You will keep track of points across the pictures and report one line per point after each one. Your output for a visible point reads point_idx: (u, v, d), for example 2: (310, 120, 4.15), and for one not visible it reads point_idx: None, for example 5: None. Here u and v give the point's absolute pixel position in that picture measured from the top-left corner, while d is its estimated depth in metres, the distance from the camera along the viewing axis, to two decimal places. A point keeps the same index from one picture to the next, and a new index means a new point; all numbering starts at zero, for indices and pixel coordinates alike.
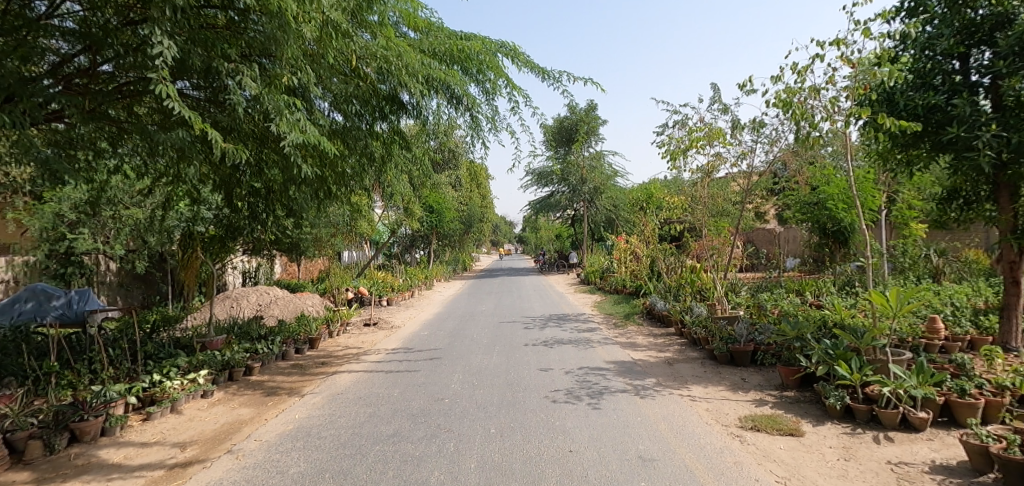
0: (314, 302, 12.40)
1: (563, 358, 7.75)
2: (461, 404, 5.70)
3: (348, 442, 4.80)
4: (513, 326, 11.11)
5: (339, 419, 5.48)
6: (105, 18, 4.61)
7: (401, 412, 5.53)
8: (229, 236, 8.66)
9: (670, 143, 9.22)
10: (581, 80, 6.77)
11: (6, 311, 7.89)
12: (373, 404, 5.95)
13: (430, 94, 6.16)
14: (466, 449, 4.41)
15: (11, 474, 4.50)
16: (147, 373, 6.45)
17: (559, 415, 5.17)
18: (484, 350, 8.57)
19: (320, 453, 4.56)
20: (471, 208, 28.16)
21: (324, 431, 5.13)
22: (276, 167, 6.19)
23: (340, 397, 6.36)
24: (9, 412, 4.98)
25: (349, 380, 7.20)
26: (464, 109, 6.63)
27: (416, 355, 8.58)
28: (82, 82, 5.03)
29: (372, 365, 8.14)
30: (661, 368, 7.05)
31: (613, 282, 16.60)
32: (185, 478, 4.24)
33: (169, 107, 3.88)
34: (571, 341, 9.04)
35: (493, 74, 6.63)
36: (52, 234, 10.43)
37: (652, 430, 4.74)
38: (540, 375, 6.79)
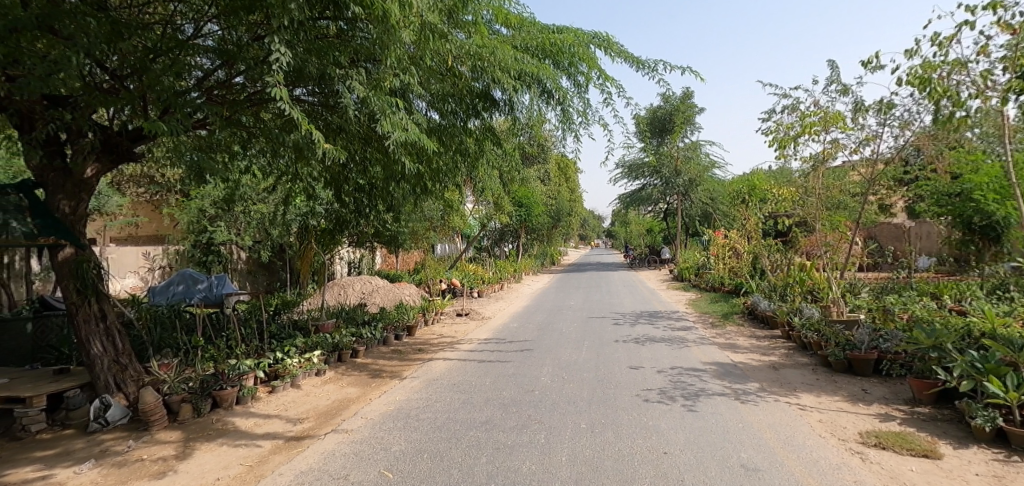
0: (411, 291, 12.92)
1: (657, 357, 7.48)
2: (551, 396, 5.67)
3: (443, 425, 4.92)
4: (603, 321, 10.96)
5: (437, 403, 5.66)
6: (238, 36, 5.11)
7: (494, 401, 5.60)
8: (337, 229, 9.27)
9: (778, 130, 8.55)
10: (677, 69, 6.48)
11: (163, 292, 8.99)
12: (466, 391, 6.09)
13: (524, 90, 6.14)
14: (558, 441, 4.37)
15: (166, 431, 5.09)
16: (270, 351, 7.05)
17: (652, 415, 4.98)
18: (574, 345, 8.50)
19: (418, 434, 4.71)
20: (560, 203, 28.23)
21: (423, 414, 5.31)
22: (379, 165, 6.49)
23: (437, 382, 6.59)
24: (168, 379, 5.64)
25: (443, 367, 7.41)
26: (555, 104, 6.53)
27: (507, 347, 8.70)
28: (221, 93, 5.67)
29: (466, 354, 8.35)
30: (767, 372, 6.59)
31: (709, 280, 15.81)
32: (300, 448, 4.57)
33: (284, 110, 4.15)
34: (664, 340, 8.71)
35: (586, 66, 6.48)
36: (196, 227, 12.11)
37: (759, 438, 4.41)
38: (632, 373, 6.58)
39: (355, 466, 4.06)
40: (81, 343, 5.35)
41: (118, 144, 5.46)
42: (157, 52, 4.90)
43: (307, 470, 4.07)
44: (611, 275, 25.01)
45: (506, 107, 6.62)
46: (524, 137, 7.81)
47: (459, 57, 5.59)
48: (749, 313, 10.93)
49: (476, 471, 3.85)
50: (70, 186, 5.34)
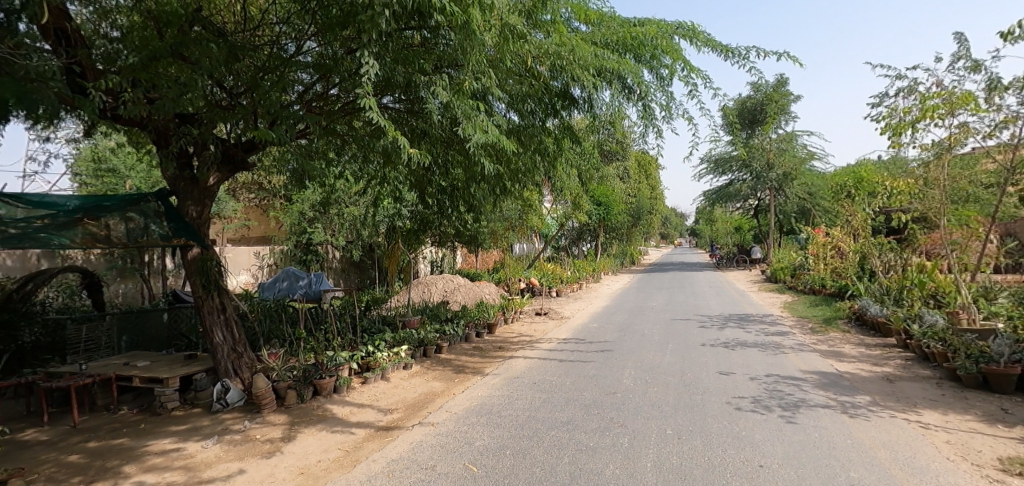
0: (492, 290, 13.25)
1: (748, 363, 7.23)
2: (634, 399, 5.68)
3: (525, 423, 5.08)
4: (687, 323, 10.70)
5: (518, 401, 5.83)
6: (334, 50, 5.50)
7: (575, 401, 5.69)
8: (422, 229, 9.72)
9: (893, 116, 7.95)
10: (773, 55, 5.88)
11: (271, 288, 9.89)
12: (547, 390, 6.20)
13: (603, 87, 6.17)
14: (642, 447, 4.38)
15: (274, 414, 5.64)
16: (363, 344, 7.56)
17: (745, 425, 4.85)
18: (656, 347, 8.39)
19: (501, 430, 4.90)
20: (640, 201, 27.71)
21: (505, 411, 5.50)
22: (461, 167, 6.79)
23: (518, 380, 6.78)
24: (276, 366, 6.20)
25: (524, 365, 7.60)
26: (636, 99, 6.49)
27: (587, 347, 8.74)
28: (319, 104, 6.17)
29: (546, 353, 8.48)
30: (878, 384, 6.19)
31: (809, 282, 14.94)
32: (392, 438, 4.91)
33: (372, 117, 4.48)
34: (757, 345, 8.36)
35: (670, 59, 6.37)
36: (297, 228, 13.22)
37: (869, 456, 4.17)
38: (721, 379, 6.42)
39: (441, 458, 4.31)
40: (205, 332, 6.03)
41: (234, 155, 6.08)
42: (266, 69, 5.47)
43: (398, 458, 4.37)
44: (695, 275, 24.19)
45: (585, 105, 6.66)
46: (605, 134, 7.82)
47: (538, 57, 5.71)
48: (858, 320, 10.23)
49: (558, 471, 3.97)
50: (197, 194, 6.06)
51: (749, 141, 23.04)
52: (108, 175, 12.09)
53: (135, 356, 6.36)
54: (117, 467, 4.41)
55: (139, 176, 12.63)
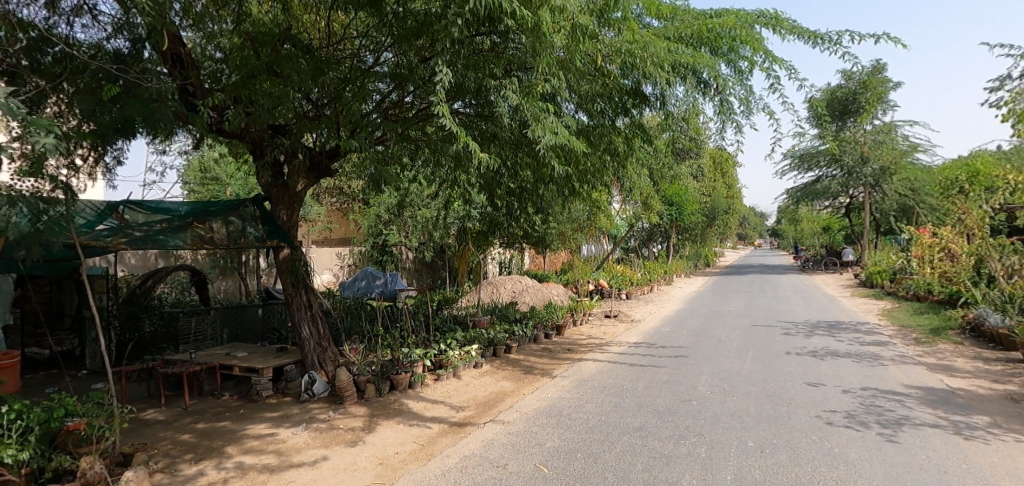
0: (560, 292, 13.29)
1: (840, 374, 6.86)
2: (711, 408, 5.56)
3: (596, 427, 5.12)
4: (769, 330, 10.26)
5: (587, 404, 5.87)
6: (409, 59, 5.78)
7: (648, 407, 5.66)
8: (491, 231, 9.95)
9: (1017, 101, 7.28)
10: (870, 38, 5.33)
11: (351, 286, 10.45)
12: (617, 394, 6.20)
13: (677, 83, 6.08)
14: (720, 458, 4.30)
15: (356, 406, 6.00)
16: (436, 342, 7.86)
17: (838, 441, 4.62)
18: (735, 354, 8.13)
19: (571, 433, 4.97)
20: (715, 200, 26.77)
21: (575, 413, 5.56)
22: (529, 169, 6.95)
23: (587, 383, 6.81)
24: (356, 361, 6.58)
25: (594, 368, 7.62)
26: (713, 94, 6.32)
27: (659, 351, 8.63)
28: (394, 112, 6.49)
29: (616, 356, 8.44)
30: (998, 404, 5.69)
31: (913, 288, 13.89)
32: (465, 434, 5.11)
33: (445, 124, 4.75)
34: (852, 356, 7.88)
35: (750, 50, 6.15)
36: (373, 230, 13.87)
37: (984, 481, 3.85)
38: (808, 390, 6.14)
39: (513, 457, 4.43)
40: (295, 326, 6.51)
41: (320, 163, 6.49)
42: (347, 79, 5.84)
43: (471, 455, 4.55)
44: (778, 278, 23.03)
45: (657, 102, 6.59)
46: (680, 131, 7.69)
47: (608, 56, 5.73)
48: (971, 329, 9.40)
49: (632, 477, 3.98)
50: (287, 199, 6.56)
51: (841, 134, 21.65)
52: (212, 183, 13.26)
53: (234, 347, 6.97)
54: (221, 447, 4.89)
55: (238, 183, 13.74)
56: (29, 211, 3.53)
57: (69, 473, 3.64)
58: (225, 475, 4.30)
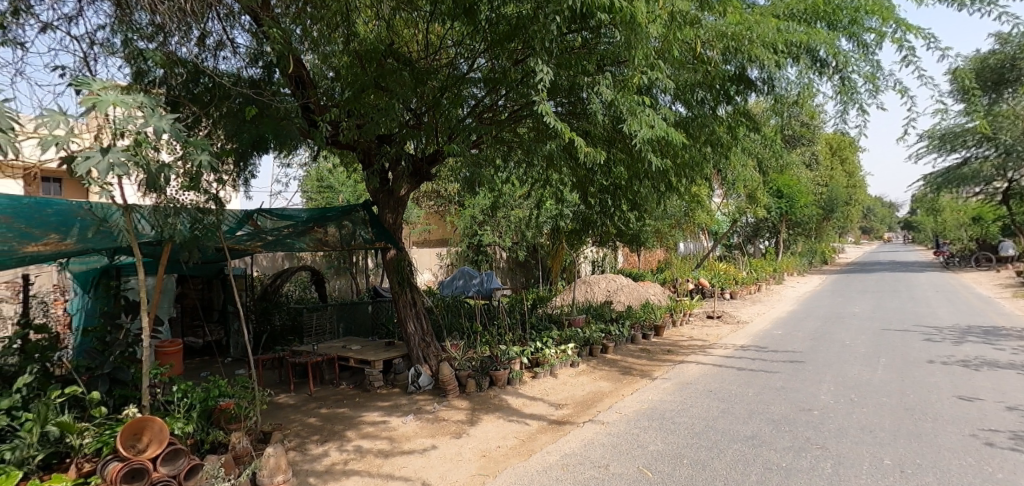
0: (656, 291, 12.99)
1: (1001, 389, 6.09)
2: (836, 420, 5.22)
3: (703, 433, 5.01)
4: (909, 336, 9.33)
5: (692, 408, 5.75)
6: (502, 64, 6.00)
7: (761, 415, 5.44)
8: (583, 230, 9.97)
9: None
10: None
11: (449, 285, 10.91)
12: (725, 400, 6.02)
13: (788, 63, 5.73)
14: (850, 475, 4.01)
15: (458, 399, 6.31)
16: (532, 340, 8.04)
17: (998, 465, 4.11)
18: (864, 362, 7.51)
19: (676, 437, 4.90)
20: (832, 190, 24.69)
21: (677, 417, 5.47)
22: (623, 166, 6.92)
23: (690, 386, 6.66)
24: (458, 357, 6.89)
25: (696, 371, 7.42)
26: (831, 73, 5.88)
27: (772, 356, 8.21)
28: (488, 115, 6.75)
29: (722, 359, 8.15)
30: None
31: None
32: (564, 432, 5.22)
33: (547, 121, 5.05)
34: (1014, 368, 6.98)
35: (877, 21, 5.62)
36: (468, 231, 14.39)
37: None
38: (954, 405, 5.54)
39: (614, 459, 4.47)
40: (401, 322, 6.95)
41: (421, 169, 6.88)
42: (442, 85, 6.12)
43: (571, 453, 4.64)
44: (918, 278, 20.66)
45: (765, 86, 6.33)
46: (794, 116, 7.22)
47: (709, 42, 5.58)
48: None
49: None
50: (393, 203, 7.03)
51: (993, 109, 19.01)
52: (326, 191, 14.43)
53: (349, 340, 7.58)
54: (342, 431, 5.38)
55: (348, 190, 14.85)
56: (189, 220, 4.15)
57: (222, 446, 4.23)
58: (345, 456, 4.74)
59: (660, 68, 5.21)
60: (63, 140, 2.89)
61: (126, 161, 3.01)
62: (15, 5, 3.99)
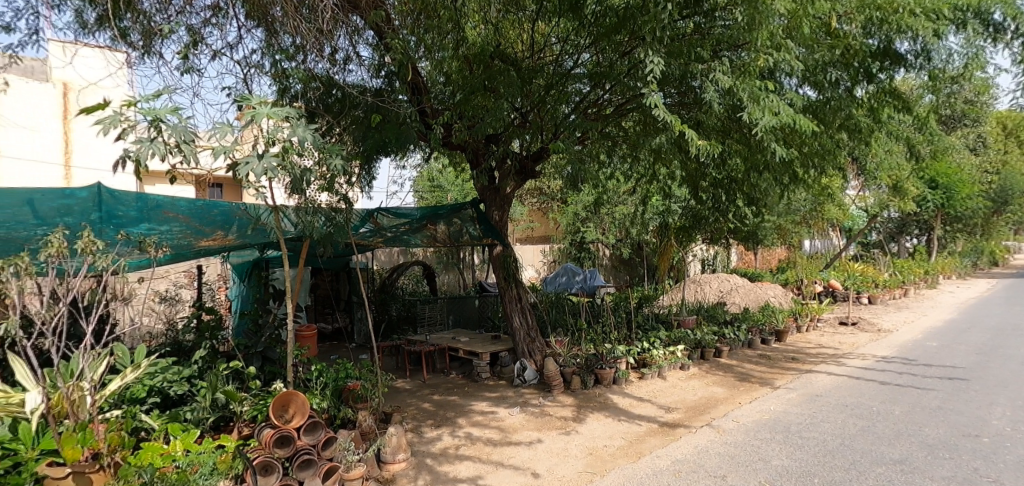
0: (776, 292, 12.19)
1: None
2: (1006, 451, 4.61)
3: (836, 451, 4.68)
4: None
5: (822, 423, 5.39)
6: (608, 57, 6.00)
7: (911, 437, 4.95)
8: (692, 226, 9.64)
9: None
10: None
11: (553, 281, 11.02)
12: (864, 417, 5.56)
13: (951, 31, 5.22)
14: None
15: (562, 395, 6.43)
16: (639, 340, 7.94)
17: None
18: None
19: (803, 453, 4.63)
20: (1006, 176, 21.36)
21: (805, 431, 5.15)
22: (740, 157, 6.64)
23: (819, 399, 6.22)
24: (563, 353, 7.00)
25: (827, 383, 6.91)
26: (1010, 38, 5.18)
27: (923, 370, 7.40)
28: (592, 110, 6.80)
29: (858, 371, 7.51)
30: None
31: None
32: (676, 436, 5.14)
33: (659, 113, 4.98)
34: None
35: None
36: (571, 228, 14.46)
37: None
38: None
39: (733, 469, 4.32)
40: (507, 316, 7.18)
41: (527, 167, 7.02)
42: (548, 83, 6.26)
43: (684, 459, 4.57)
44: None
45: (919, 61, 5.66)
46: (960, 90, 6.48)
47: (847, 14, 5.32)
48: None
49: None
50: (499, 201, 7.30)
51: None
52: (436, 190, 15.24)
53: (458, 332, 7.97)
54: (454, 417, 5.72)
55: (457, 189, 15.53)
56: (326, 218, 4.69)
57: (351, 422, 4.70)
58: (457, 442, 5.03)
59: (787, 48, 5.03)
60: (230, 149, 3.42)
61: (276, 166, 3.48)
62: (194, 38, 4.79)
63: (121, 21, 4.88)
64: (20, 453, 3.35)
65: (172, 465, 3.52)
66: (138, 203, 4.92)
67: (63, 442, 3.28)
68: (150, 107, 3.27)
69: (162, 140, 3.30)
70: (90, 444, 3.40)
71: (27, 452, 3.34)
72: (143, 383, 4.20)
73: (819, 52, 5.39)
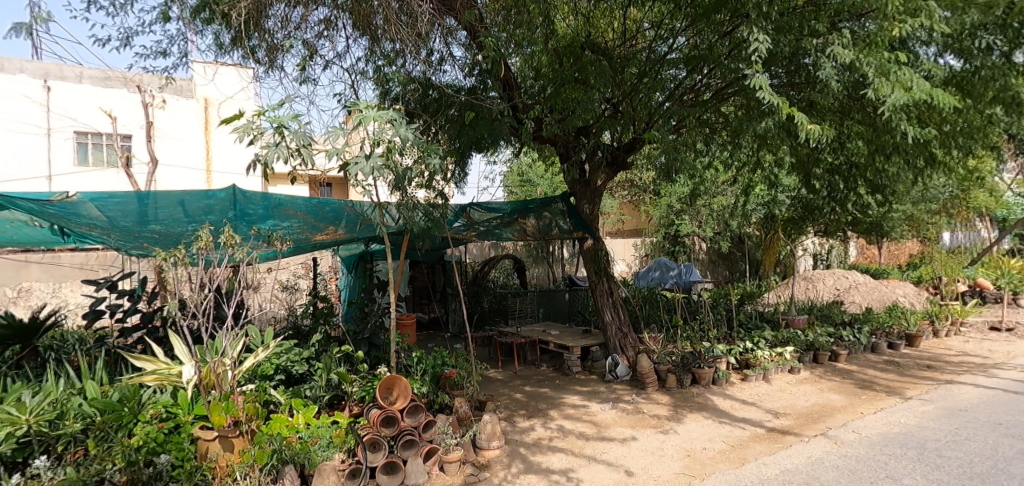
0: (907, 291, 10.91)
1: None
2: None
3: (985, 474, 4.13)
4: None
5: (967, 442, 4.77)
6: (707, 38, 5.90)
7: None
8: (801, 218, 8.92)
9: None
10: None
11: (645, 276, 10.73)
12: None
13: None
14: None
15: (656, 393, 6.26)
16: (740, 340, 7.52)
17: None
18: None
19: (942, 474, 4.14)
20: None
21: (945, 450, 4.59)
22: (863, 140, 6.11)
23: (963, 414, 5.50)
24: (657, 350, 6.82)
25: (974, 397, 6.10)
26: None
27: None
28: (689, 97, 6.58)
29: (1013, 384, 6.55)
30: None
31: None
32: (785, 445, 4.81)
33: (763, 95, 4.76)
34: None
35: None
36: (665, 221, 13.90)
37: None
38: None
39: None
40: (598, 311, 7.09)
41: (618, 157, 6.92)
42: (643, 71, 6.10)
43: (794, 470, 4.27)
44: None
45: None
46: None
47: None
48: None
49: None
50: (589, 193, 7.22)
51: None
52: (526, 185, 15.37)
53: (549, 325, 8.03)
54: (546, 408, 5.77)
55: (547, 183, 15.52)
56: (426, 212, 4.97)
57: (448, 407, 4.92)
58: (550, 433, 5.08)
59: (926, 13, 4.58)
60: (342, 150, 3.75)
61: (381, 166, 3.74)
62: (309, 51, 5.35)
63: (250, 40, 5.42)
64: (180, 416, 3.95)
65: (297, 435, 3.95)
66: (263, 202, 5.53)
67: (211, 409, 3.72)
68: (276, 115, 3.65)
69: (285, 145, 3.67)
70: (232, 412, 3.85)
71: (185, 416, 3.92)
72: (271, 362, 4.76)
73: (969, 13, 4.79)
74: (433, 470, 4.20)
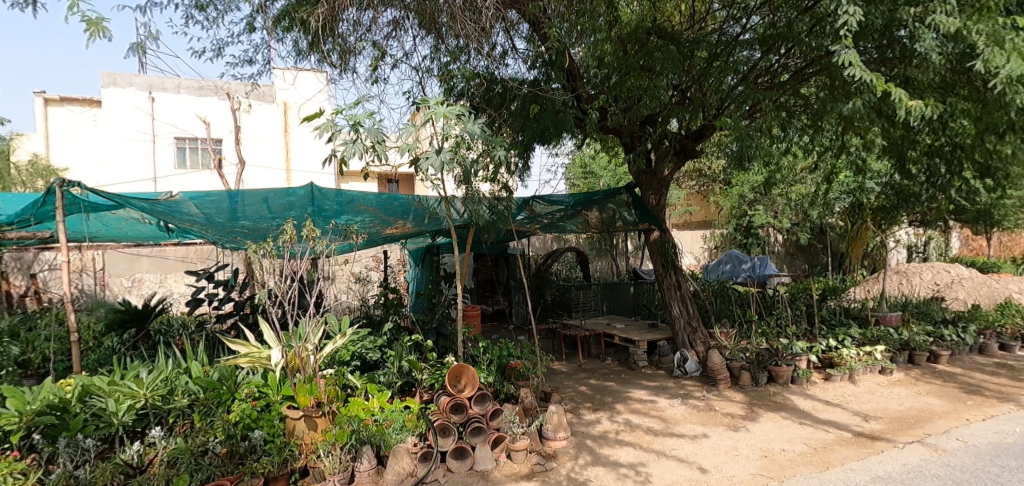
0: (1021, 287, 9.76)
1: None
2: None
3: None
4: None
5: None
6: (785, 14, 5.56)
7: None
8: (893, 207, 8.19)
9: None
10: None
11: (715, 269, 10.29)
12: None
13: None
14: None
15: (729, 391, 6.02)
16: (822, 337, 7.05)
17: None
18: None
19: None
20: None
21: None
22: (969, 118, 5.50)
23: None
24: (729, 345, 6.57)
25: None
26: None
27: None
28: (765, 79, 6.19)
29: None
30: None
31: None
32: (877, 450, 4.48)
33: (854, 72, 4.39)
34: None
35: None
36: (737, 211, 13.21)
37: None
38: None
39: None
40: (665, 304, 6.91)
41: (686, 145, 6.66)
42: (716, 53, 5.84)
43: (884, 476, 3.98)
44: None
45: None
46: None
47: None
48: None
49: None
50: (655, 183, 6.98)
51: None
52: (589, 177, 15.16)
53: (614, 317, 7.95)
54: (612, 402, 5.72)
55: (610, 175, 15.20)
56: (491, 204, 5.09)
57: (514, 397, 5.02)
58: (617, 427, 5.04)
59: None
60: (413, 146, 3.89)
61: (450, 160, 3.95)
62: (380, 52, 5.58)
63: (325, 45, 5.59)
64: (270, 396, 4.26)
65: (372, 418, 4.17)
66: (337, 199, 5.75)
67: (298, 390, 4.00)
68: (352, 113, 3.89)
69: (361, 142, 3.90)
70: (315, 394, 4.09)
71: (274, 396, 4.25)
72: (348, 348, 4.98)
73: None
74: (501, 456, 4.30)
